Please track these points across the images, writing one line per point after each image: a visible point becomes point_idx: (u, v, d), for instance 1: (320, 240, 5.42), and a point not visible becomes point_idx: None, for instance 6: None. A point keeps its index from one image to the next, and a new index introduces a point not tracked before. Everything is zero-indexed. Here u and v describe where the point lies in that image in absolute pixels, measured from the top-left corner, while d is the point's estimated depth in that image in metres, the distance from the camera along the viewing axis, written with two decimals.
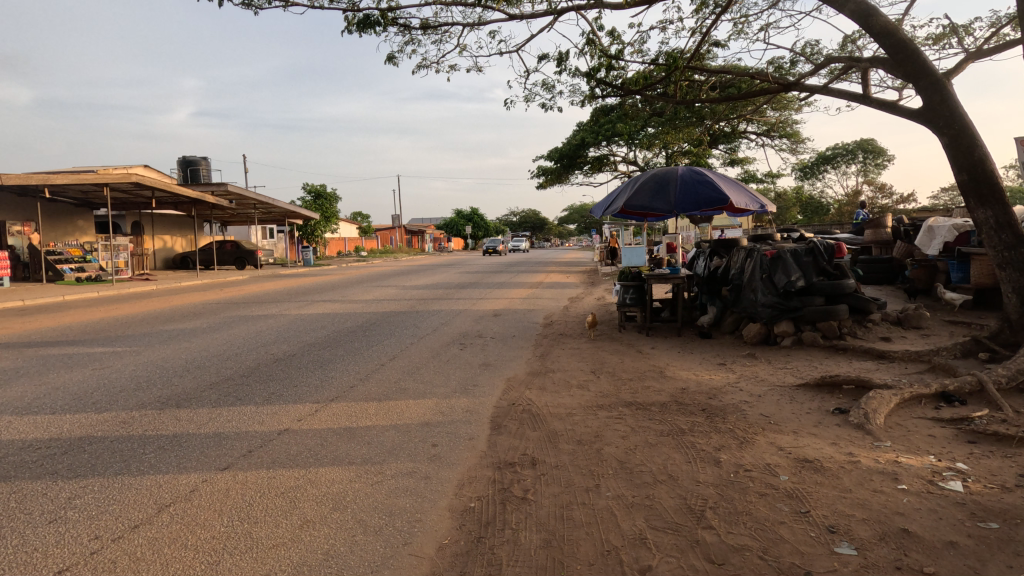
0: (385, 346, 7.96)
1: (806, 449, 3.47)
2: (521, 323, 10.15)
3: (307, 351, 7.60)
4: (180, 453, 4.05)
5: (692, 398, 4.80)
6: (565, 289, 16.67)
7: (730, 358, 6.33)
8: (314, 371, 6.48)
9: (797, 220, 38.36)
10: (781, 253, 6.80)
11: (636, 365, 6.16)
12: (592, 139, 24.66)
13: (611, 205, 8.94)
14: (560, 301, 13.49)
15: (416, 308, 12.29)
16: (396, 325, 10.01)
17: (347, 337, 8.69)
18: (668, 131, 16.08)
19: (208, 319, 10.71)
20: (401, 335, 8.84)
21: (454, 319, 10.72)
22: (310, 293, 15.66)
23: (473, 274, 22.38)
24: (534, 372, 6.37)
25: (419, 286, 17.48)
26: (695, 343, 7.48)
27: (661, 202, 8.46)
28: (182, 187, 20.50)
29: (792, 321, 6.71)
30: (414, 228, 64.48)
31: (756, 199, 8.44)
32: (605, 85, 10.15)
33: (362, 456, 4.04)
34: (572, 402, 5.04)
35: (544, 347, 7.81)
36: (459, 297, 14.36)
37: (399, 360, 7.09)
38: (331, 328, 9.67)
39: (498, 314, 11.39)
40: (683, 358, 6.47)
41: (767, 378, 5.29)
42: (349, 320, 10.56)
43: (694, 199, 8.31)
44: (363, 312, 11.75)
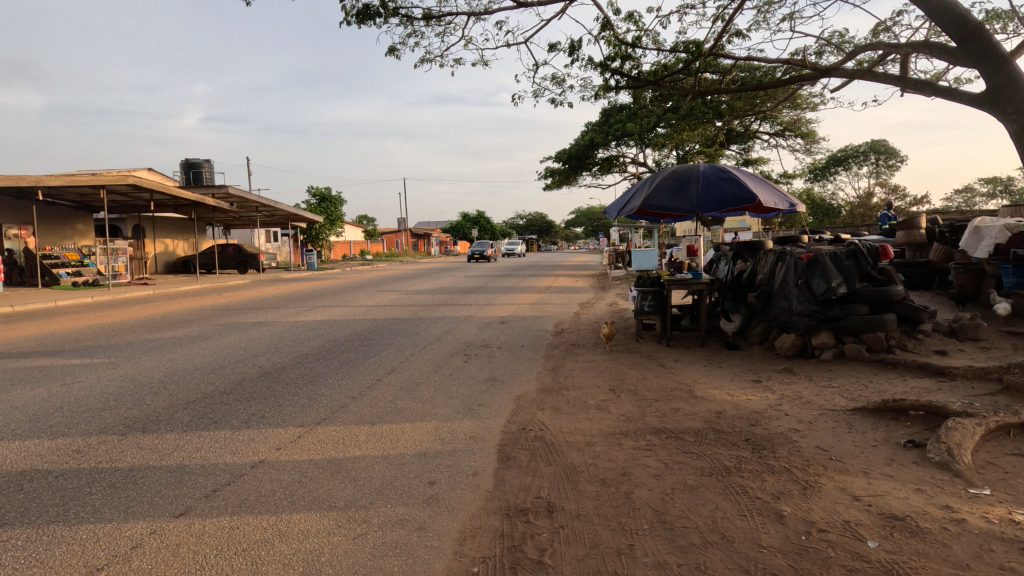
0: (383, 358, 7.34)
1: (887, 499, 2.82)
2: (530, 332, 9.51)
3: (298, 364, 6.99)
4: (134, 492, 3.46)
5: (732, 424, 4.14)
6: (574, 294, 16.00)
7: (766, 374, 5.66)
8: (303, 388, 5.88)
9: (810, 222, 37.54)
10: (819, 256, 6.16)
11: (661, 382, 5.51)
12: (601, 139, 24.03)
13: (627, 205, 8.28)
14: (571, 307, 12.83)
15: (419, 315, 11.69)
16: (397, 333, 9.39)
17: (344, 347, 8.08)
18: (682, 129, 15.46)
19: (199, 326, 10.16)
20: (401, 345, 8.24)
21: (459, 327, 10.09)
22: (310, 299, 15.09)
23: (479, 278, 21.78)
24: (546, 390, 5.73)
25: (423, 291, 16.89)
26: (722, 356, 6.82)
27: (681, 201, 7.79)
28: (182, 189, 20.06)
29: (832, 331, 6.06)
30: (419, 232, 64.03)
31: (785, 198, 7.77)
32: (619, 77, 9.54)
33: (346, 497, 3.41)
34: (591, 429, 4.40)
35: (556, 359, 7.17)
36: (464, 302, 13.73)
37: (397, 374, 6.47)
38: (327, 337, 9.08)
39: (505, 322, 10.76)
40: (712, 374, 5.81)
41: (814, 400, 4.63)
42: (347, 328, 9.96)
43: (718, 198, 7.63)
44: (364, 318, 11.16)
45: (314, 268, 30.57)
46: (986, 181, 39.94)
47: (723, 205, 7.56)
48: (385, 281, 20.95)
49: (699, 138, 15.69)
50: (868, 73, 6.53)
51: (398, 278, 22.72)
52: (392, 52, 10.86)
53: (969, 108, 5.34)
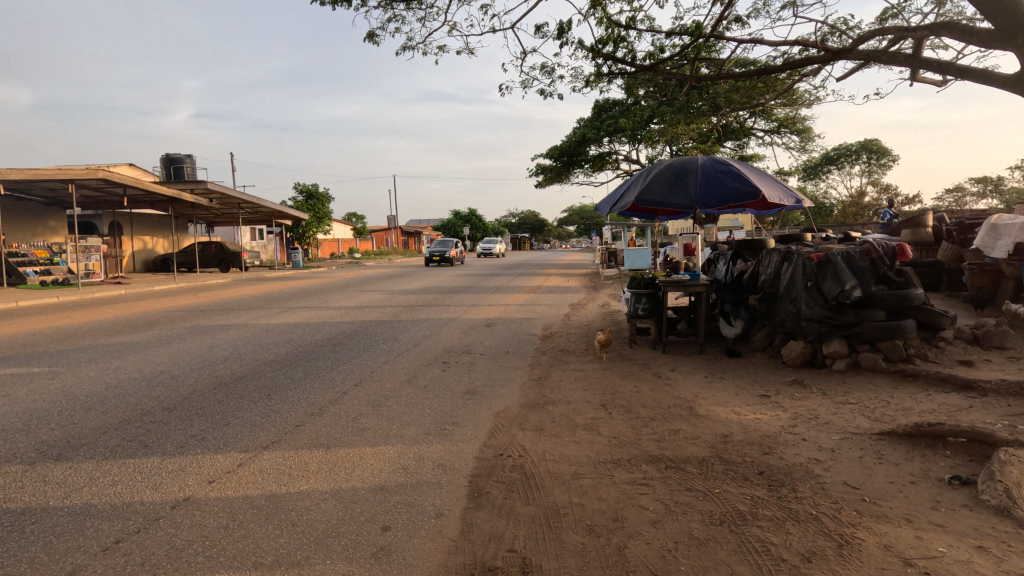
0: (354, 366, 6.71)
1: (946, 564, 2.25)
2: (517, 336, 8.91)
3: (258, 374, 6.34)
4: (18, 543, 2.82)
5: (742, 451, 3.56)
6: (564, 294, 15.41)
7: (774, 387, 5.09)
8: (257, 403, 5.24)
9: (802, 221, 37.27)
10: (831, 256, 5.62)
11: (657, 396, 4.93)
12: (593, 135, 23.47)
13: (619, 201, 7.69)
14: (561, 309, 12.22)
15: (401, 317, 11.04)
16: (373, 337, 8.75)
17: (312, 353, 7.44)
18: (676, 123, 14.94)
19: (161, 330, 9.43)
20: (374, 351, 7.60)
21: (441, 331, 9.44)
22: (288, 299, 14.36)
23: (467, 277, 21.14)
24: (529, 405, 5.13)
25: (408, 290, 16.24)
26: (723, 364, 6.25)
27: (678, 196, 7.21)
28: (158, 185, 19.28)
29: (844, 339, 5.52)
30: (410, 230, 63.24)
31: (790, 193, 7.21)
32: (611, 64, 8.95)
33: (279, 549, 2.80)
34: (578, 455, 3.81)
35: (541, 367, 6.58)
36: (449, 303, 13.06)
37: (365, 387, 5.83)
38: (298, 341, 8.43)
39: (491, 324, 10.14)
40: (715, 386, 5.24)
41: (832, 421, 4.07)
42: (320, 331, 9.30)
43: (719, 194, 7.07)
44: (342, 321, 10.51)
45: (299, 266, 29.78)
46: (976, 180, 39.87)
47: (724, 201, 6.99)
48: (371, 280, 20.33)
49: (695, 134, 15.14)
50: (883, 55, 5.97)
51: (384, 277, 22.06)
52: (369, 37, 10.32)
53: (1003, 90, 4.78)
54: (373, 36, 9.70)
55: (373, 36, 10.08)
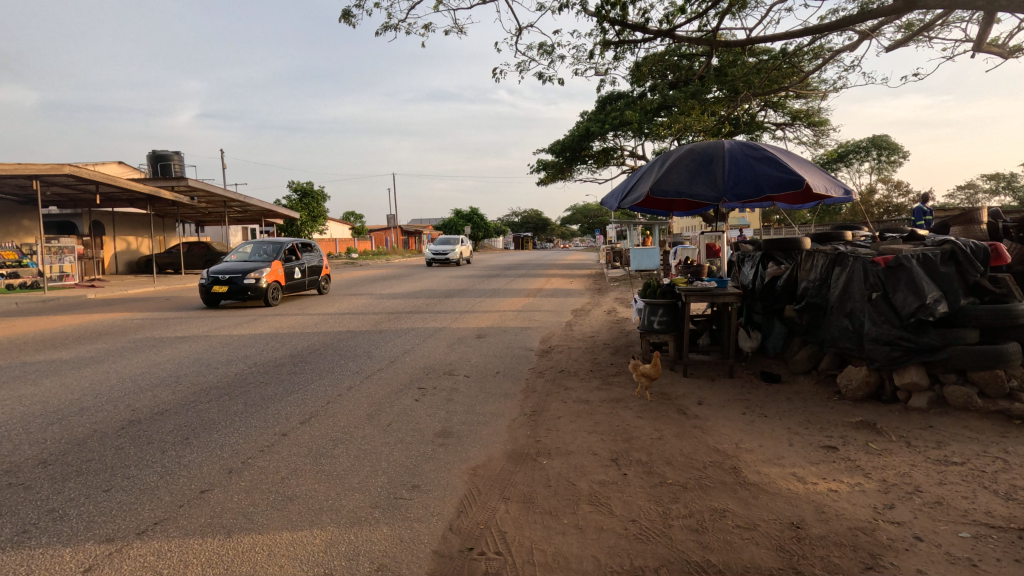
0: (306, 396, 5.50)
1: None
2: (513, 351, 7.70)
3: (186, 407, 5.12)
4: None
5: (829, 562, 2.36)
6: (567, 298, 14.18)
7: (840, 435, 3.86)
8: (164, 453, 4.02)
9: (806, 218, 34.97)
10: (904, 259, 4.39)
11: (687, 449, 3.71)
12: (597, 128, 22.15)
13: (630, 192, 6.48)
14: (563, 317, 10.94)
15: (382, 327, 9.80)
16: (343, 353, 7.54)
17: (262, 378, 6.23)
18: (690, 111, 13.67)
19: (103, 343, 8.23)
20: (337, 373, 6.38)
21: (424, 345, 8.20)
22: (222, 311, 11.84)
23: (464, 279, 19.99)
24: (518, 456, 3.93)
25: (397, 294, 15.06)
26: (761, 394, 5.04)
27: (703, 185, 5.99)
28: (134, 182, 18.14)
29: (923, 367, 4.32)
30: (410, 229, 62.10)
31: (839, 182, 5.94)
32: (622, 33, 7.70)
33: None
34: (581, 555, 2.61)
35: (537, 396, 5.39)
36: (440, 310, 11.80)
37: (312, 427, 4.60)
38: (250, 359, 7.22)
39: (484, 336, 8.91)
40: (761, 432, 4.02)
41: (944, 500, 2.84)
42: (280, 345, 8.08)
43: (754, 183, 5.81)
44: (315, 331, 9.31)
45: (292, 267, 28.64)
46: (988, 178, 38.38)
47: (760, 191, 5.74)
48: (226, 308, 11.81)
49: (708, 124, 13.90)
50: None
51: (376, 278, 20.89)
52: (345, 15, 8.84)
53: None
54: (350, 15, 8.07)
55: (348, 15, 8.74)
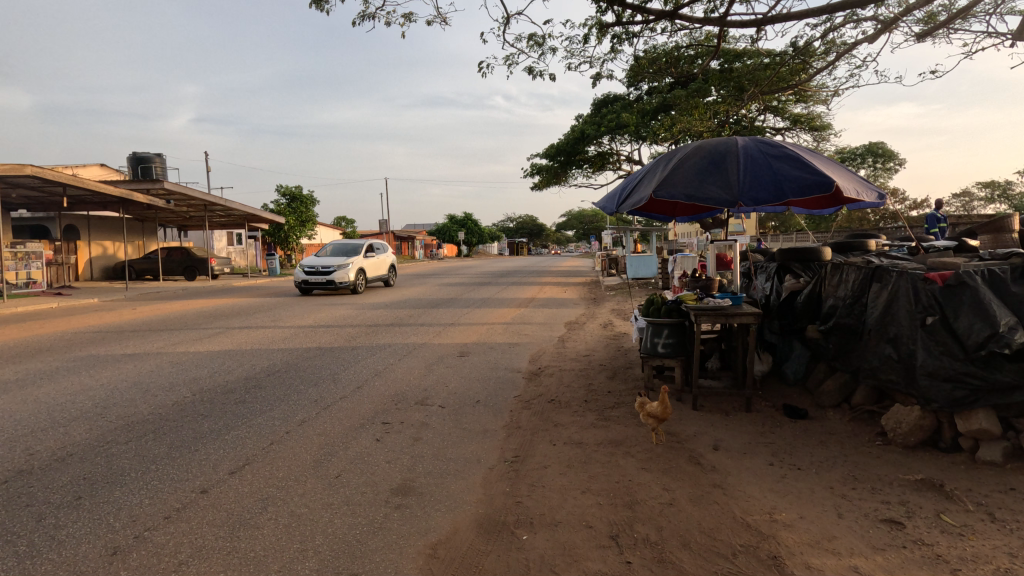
0: (246, 436, 4.60)
1: None
2: (498, 373, 6.84)
3: (94, 451, 4.21)
4: None
5: None
6: (561, 309, 13.36)
7: (900, 501, 3.06)
8: (35, 525, 3.12)
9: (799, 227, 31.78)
10: (967, 276, 3.59)
11: (708, 522, 2.89)
12: (593, 131, 21.43)
13: (631, 197, 5.68)
14: (555, 331, 10.06)
15: (356, 343, 8.91)
16: (303, 376, 6.63)
17: (200, 409, 5.32)
18: (693, 111, 12.92)
19: (39, 362, 7.33)
20: (291, 404, 5.48)
21: (399, 365, 7.29)
22: (188, 324, 10.92)
23: (454, 287, 19.17)
24: (493, 527, 3.09)
25: (381, 304, 14.21)
26: (787, 434, 4.23)
27: (714, 186, 5.19)
28: (106, 184, 17.24)
29: (993, 410, 3.53)
30: (404, 235, 61.30)
31: (871, 184, 5.14)
32: (622, 14, 6.93)
33: None
34: None
35: (522, 435, 4.55)
36: (422, 323, 10.91)
37: (241, 480, 3.72)
38: (195, 383, 6.30)
39: (467, 354, 8.03)
40: (799, 493, 3.21)
41: None
42: (235, 366, 7.17)
43: (775, 185, 5.02)
44: (282, 347, 8.43)
45: (278, 273, 27.73)
46: (985, 185, 37.80)
47: (782, 196, 4.94)
48: None
49: (710, 125, 13.17)
50: None
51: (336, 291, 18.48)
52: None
53: None
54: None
55: (320, 1, 7.91)
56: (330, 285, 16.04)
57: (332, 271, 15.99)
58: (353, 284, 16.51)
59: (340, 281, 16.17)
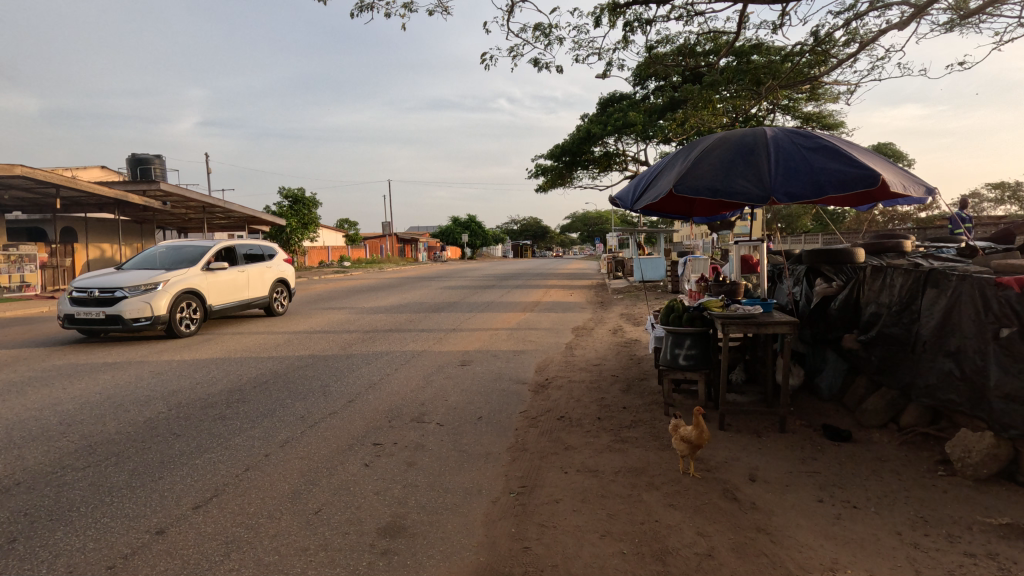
0: (218, 461, 4.08)
1: None
2: (501, 384, 6.32)
3: (42, 480, 3.71)
4: None
5: None
6: (567, 313, 12.85)
7: (987, 555, 2.56)
8: None
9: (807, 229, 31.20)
10: None
11: None
12: (599, 130, 20.94)
13: (649, 194, 5.18)
14: (562, 338, 9.52)
15: (352, 350, 8.41)
16: (290, 388, 6.12)
17: (172, 427, 4.80)
18: (705, 106, 12.41)
19: (12, 371, 6.86)
20: (273, 422, 4.97)
21: (395, 376, 6.79)
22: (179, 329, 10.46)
23: (457, 291, 18.70)
24: None
25: (381, 308, 13.74)
26: (832, 462, 3.71)
27: (743, 180, 4.67)
28: (101, 184, 16.84)
29: None
30: (407, 237, 60.94)
31: (918, 178, 4.61)
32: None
33: None
34: None
35: (529, 460, 4.04)
36: (423, 329, 10.39)
37: (205, 518, 3.22)
38: (170, 397, 5.79)
39: (469, 363, 7.51)
40: (862, 542, 2.70)
41: None
42: (218, 376, 6.67)
43: (812, 177, 4.50)
44: (274, 355, 7.94)
45: None
46: (996, 187, 37.06)
47: (819, 189, 4.43)
48: None
49: (723, 122, 12.66)
50: None
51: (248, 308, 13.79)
52: None
53: None
54: None
55: None
56: (111, 326, 8.51)
57: (115, 296, 8.51)
58: (164, 322, 8.89)
59: (131, 318, 8.53)
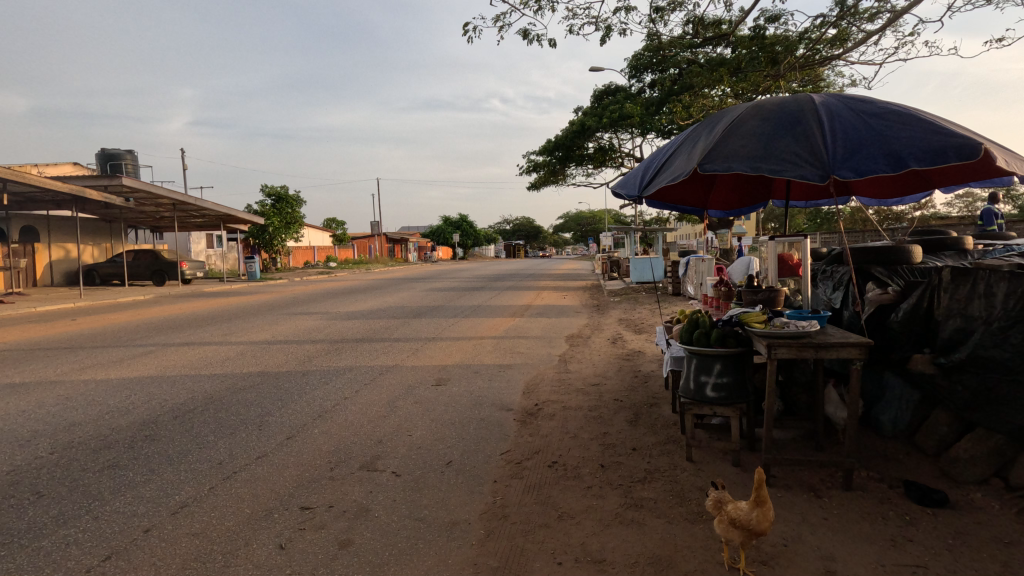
0: (63, 547, 2.86)
1: None
2: (481, 412, 5.17)
3: None
4: None
5: None
6: (560, 319, 11.70)
7: None
8: None
9: (805, 228, 30.31)
10: None
11: None
12: (595, 122, 19.84)
13: (668, 176, 4.07)
14: (555, 348, 8.40)
15: (311, 365, 7.25)
16: (215, 421, 4.91)
17: (30, 486, 3.57)
18: (710, 92, 11.45)
19: None
20: (175, 474, 3.77)
21: (354, 399, 5.64)
22: (122, 339, 9.23)
23: (444, 293, 17.52)
24: None
25: (357, 312, 12.56)
26: (938, 548, 2.63)
27: (793, 152, 3.57)
28: (55, 179, 15.54)
29: None
30: (398, 237, 59.57)
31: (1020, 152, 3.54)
32: None
33: None
34: None
35: (509, 538, 2.94)
36: (398, 338, 9.25)
37: None
38: (55, 435, 4.54)
39: (445, 382, 6.36)
40: None
41: None
42: (132, 403, 5.44)
43: (885, 147, 3.43)
44: (217, 372, 6.77)
45: (257, 278, 26.02)
46: None
47: (896, 163, 3.35)
48: None
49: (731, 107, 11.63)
50: None
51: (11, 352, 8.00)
52: None
53: None
54: None
55: None
56: None
57: None
58: None
59: None
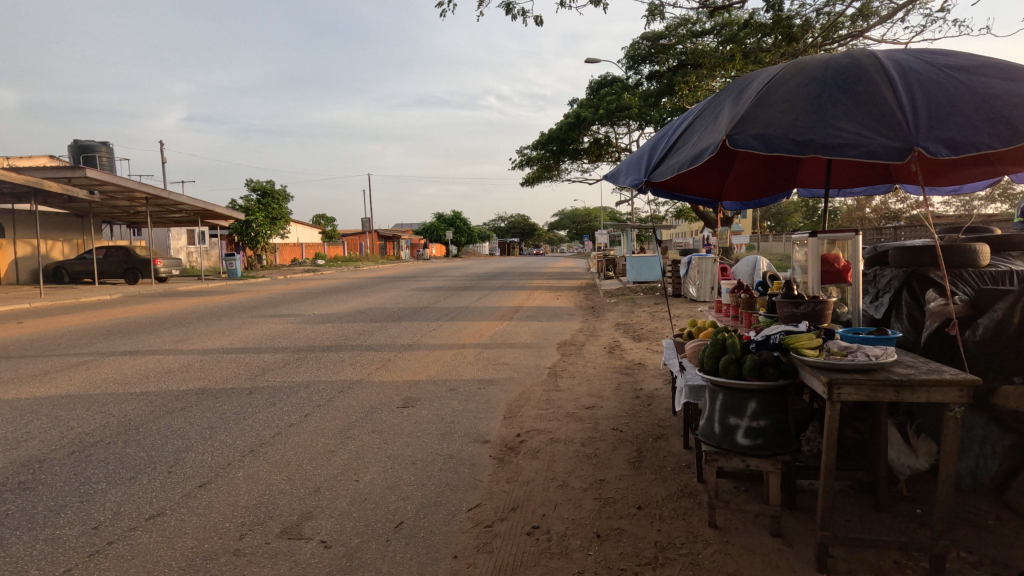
0: None
1: None
2: (450, 446, 4.23)
3: None
4: None
5: None
6: (553, 323, 10.76)
7: None
8: None
9: (806, 225, 29.43)
10: None
11: None
12: (591, 114, 18.89)
13: (685, 155, 3.14)
14: (545, 358, 7.47)
15: (262, 380, 6.28)
16: (114, 461, 3.91)
17: None
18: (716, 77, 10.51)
19: None
20: (21, 551, 2.78)
21: (299, 427, 4.67)
22: (60, 346, 8.22)
23: (430, 293, 16.55)
24: None
25: (332, 315, 11.57)
26: None
27: (859, 118, 2.66)
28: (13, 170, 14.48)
29: None
30: (390, 234, 58.45)
31: None
32: None
33: None
34: None
35: None
36: (370, 345, 8.29)
37: None
38: None
39: (413, 403, 5.41)
40: None
41: None
42: (23, 433, 4.44)
43: (986, 111, 2.54)
44: (148, 389, 5.79)
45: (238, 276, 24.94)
46: None
47: (1004, 132, 2.47)
48: None
49: None
50: None
51: None
52: None
53: None
54: None
55: None
56: None
57: None
58: None
59: None
